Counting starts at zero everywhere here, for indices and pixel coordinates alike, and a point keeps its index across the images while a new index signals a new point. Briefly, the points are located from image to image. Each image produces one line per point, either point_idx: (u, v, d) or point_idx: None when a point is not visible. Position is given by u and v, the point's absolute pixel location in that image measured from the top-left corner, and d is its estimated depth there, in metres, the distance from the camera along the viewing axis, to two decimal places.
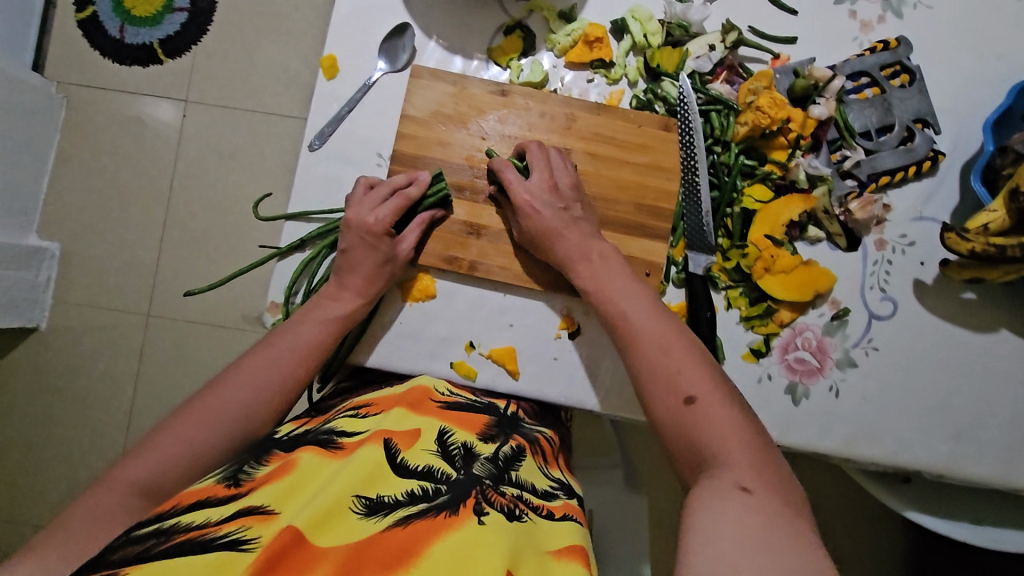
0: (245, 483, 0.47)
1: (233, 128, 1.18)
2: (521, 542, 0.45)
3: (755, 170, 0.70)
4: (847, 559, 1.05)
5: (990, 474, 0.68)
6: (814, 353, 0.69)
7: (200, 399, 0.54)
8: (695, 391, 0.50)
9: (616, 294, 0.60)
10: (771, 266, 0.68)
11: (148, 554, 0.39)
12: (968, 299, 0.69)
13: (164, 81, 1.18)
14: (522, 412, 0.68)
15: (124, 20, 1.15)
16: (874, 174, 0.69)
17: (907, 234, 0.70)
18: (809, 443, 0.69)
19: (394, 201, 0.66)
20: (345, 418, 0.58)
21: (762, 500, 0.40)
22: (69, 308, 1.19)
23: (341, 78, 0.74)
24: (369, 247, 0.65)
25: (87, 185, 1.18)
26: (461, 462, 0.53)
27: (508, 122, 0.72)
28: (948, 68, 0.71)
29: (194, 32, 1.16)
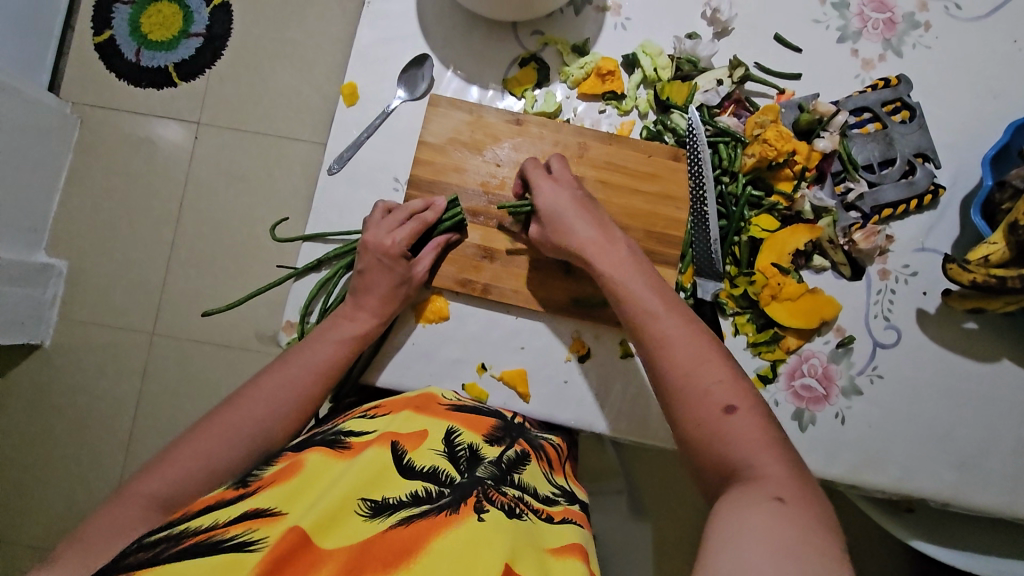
0: (254, 486, 0.48)
1: (245, 150, 1.21)
2: (520, 537, 0.47)
3: (762, 201, 0.72)
4: None
5: (995, 502, 0.68)
6: (820, 380, 0.71)
7: (219, 415, 0.55)
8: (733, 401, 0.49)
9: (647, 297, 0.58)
10: (778, 293, 0.69)
11: (158, 558, 0.40)
12: (970, 329, 0.71)
13: (177, 104, 1.21)
14: (528, 423, 0.70)
15: (141, 44, 1.19)
16: (877, 207, 0.71)
17: (909, 264, 0.72)
18: (814, 469, 0.70)
19: (411, 224, 0.68)
20: (357, 419, 0.60)
21: (796, 511, 0.40)
22: (74, 325, 1.20)
23: (361, 105, 0.77)
24: (386, 269, 0.66)
25: (97, 203, 1.20)
26: (466, 464, 0.55)
27: (522, 150, 0.74)
28: (946, 105, 0.74)
29: (209, 56, 1.20)
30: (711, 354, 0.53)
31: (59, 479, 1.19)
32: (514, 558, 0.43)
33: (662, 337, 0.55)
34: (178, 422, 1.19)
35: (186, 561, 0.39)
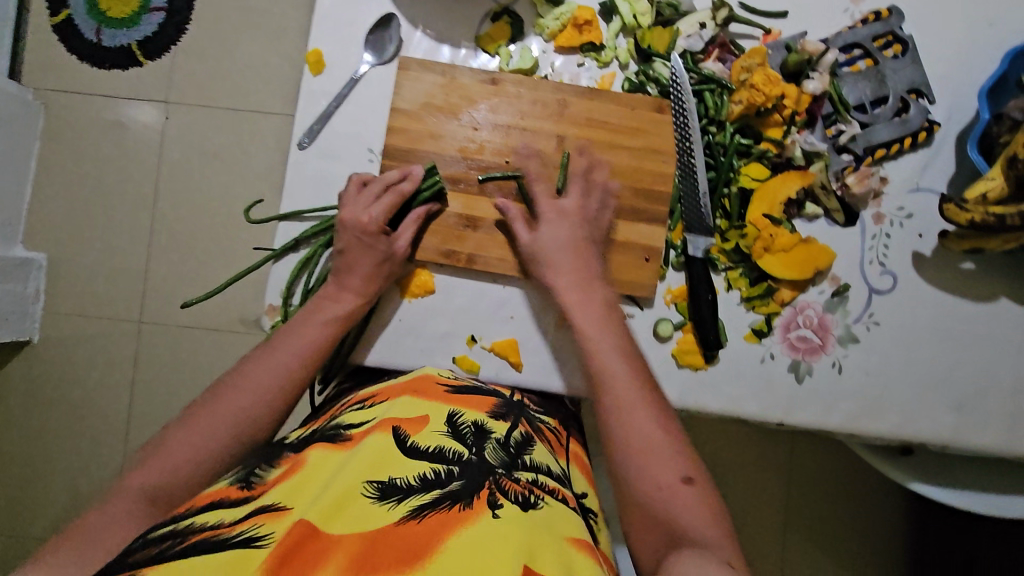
0: (257, 486, 0.48)
1: (218, 129, 1.16)
2: (536, 531, 0.45)
3: (751, 149, 0.69)
4: (846, 530, 1.09)
5: (991, 442, 0.68)
6: (816, 331, 0.69)
7: (202, 408, 0.54)
8: (689, 474, 0.54)
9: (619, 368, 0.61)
10: (770, 245, 0.67)
11: (164, 554, 0.41)
12: (968, 269, 0.69)
13: (145, 84, 1.15)
14: (527, 400, 0.68)
15: (100, 22, 1.12)
16: (870, 148, 0.69)
17: (904, 206, 0.70)
18: (815, 421, 0.69)
19: (388, 197, 0.66)
20: (353, 412, 0.59)
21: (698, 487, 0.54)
22: (61, 319, 1.17)
23: (328, 73, 0.73)
24: (366, 246, 0.64)
25: (71, 194, 1.16)
26: (472, 441, 0.54)
27: (500, 111, 0.70)
28: (941, 36, 0.70)
29: (173, 31, 1.14)
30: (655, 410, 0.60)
31: (63, 472, 1.19)
32: (533, 559, 0.41)
33: (619, 405, 0.59)
34: (174, 411, 1.18)
35: (191, 557, 0.40)
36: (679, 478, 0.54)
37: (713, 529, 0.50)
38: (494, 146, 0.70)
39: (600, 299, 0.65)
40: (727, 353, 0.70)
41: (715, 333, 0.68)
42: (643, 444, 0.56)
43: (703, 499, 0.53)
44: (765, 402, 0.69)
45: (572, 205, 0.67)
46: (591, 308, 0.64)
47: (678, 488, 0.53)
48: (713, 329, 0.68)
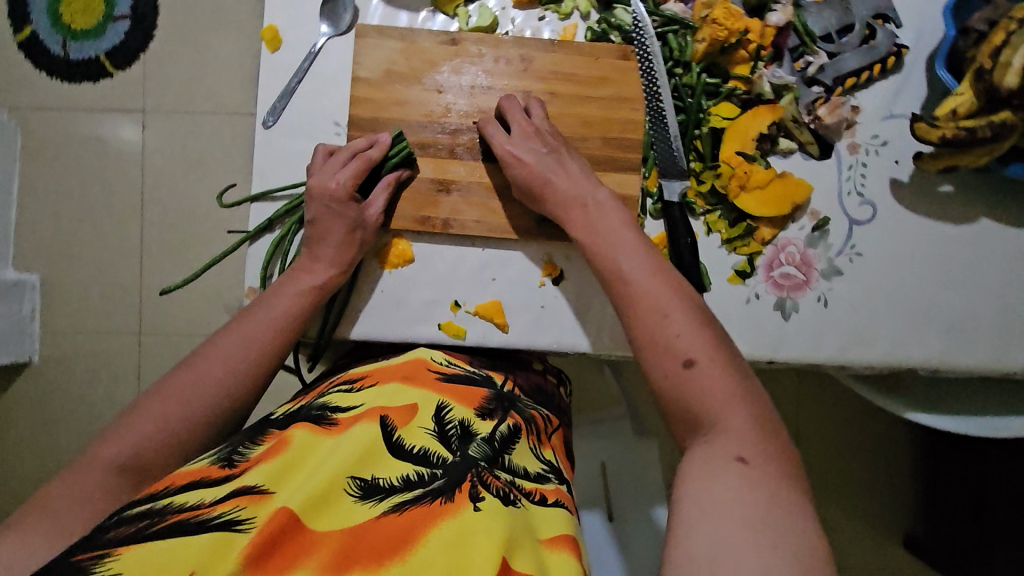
0: (240, 463, 0.47)
1: (195, 131, 1.15)
2: (517, 524, 0.46)
3: (719, 88, 0.68)
4: (849, 474, 1.14)
5: (983, 362, 0.68)
6: (799, 267, 0.69)
7: (174, 376, 0.54)
8: (694, 353, 0.49)
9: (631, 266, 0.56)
10: (746, 183, 0.67)
11: (141, 534, 0.39)
12: (946, 192, 0.69)
13: (118, 93, 1.14)
14: (519, 389, 0.66)
15: (66, 36, 1.09)
16: (840, 77, 0.68)
17: (878, 134, 0.69)
18: (804, 356, 0.69)
19: (355, 163, 0.65)
20: (337, 394, 0.58)
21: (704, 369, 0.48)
22: (58, 337, 1.17)
23: (286, 49, 0.72)
24: (336, 214, 0.64)
25: (55, 211, 1.16)
26: (458, 443, 0.53)
27: (463, 72, 0.69)
28: None
29: (140, 38, 1.12)
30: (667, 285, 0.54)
31: None
32: (512, 553, 0.42)
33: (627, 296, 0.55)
34: None
35: (173, 541, 0.39)
36: (682, 363, 0.49)
37: (730, 408, 0.46)
38: (461, 108, 0.69)
39: (593, 203, 0.62)
40: (711, 297, 0.69)
41: (697, 278, 0.67)
42: (650, 336, 0.52)
43: (715, 375, 0.48)
44: (754, 342, 0.69)
45: (525, 128, 0.65)
46: (587, 215, 0.62)
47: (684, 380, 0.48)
48: (694, 274, 0.67)
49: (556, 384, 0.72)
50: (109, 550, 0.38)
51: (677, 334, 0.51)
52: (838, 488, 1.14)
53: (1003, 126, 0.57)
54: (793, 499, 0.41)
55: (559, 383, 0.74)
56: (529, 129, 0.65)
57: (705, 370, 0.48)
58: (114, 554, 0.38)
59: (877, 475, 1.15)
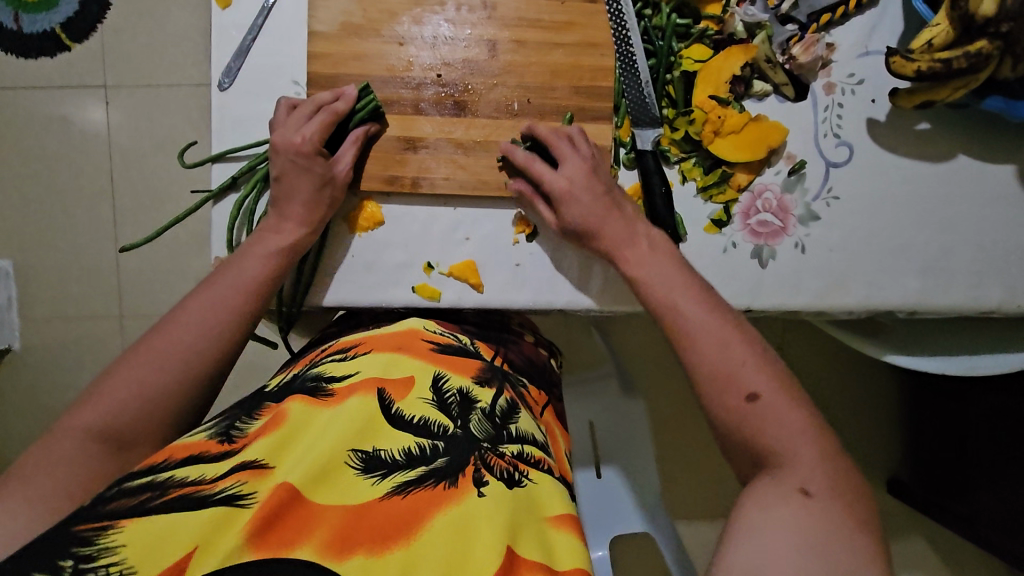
0: (239, 438, 0.46)
1: (160, 106, 1.11)
2: (520, 510, 0.46)
3: (690, 30, 0.66)
4: (835, 420, 1.16)
5: (960, 301, 0.68)
6: (776, 214, 0.68)
7: (144, 341, 0.52)
8: (759, 388, 0.47)
9: (694, 309, 0.54)
10: (720, 128, 0.65)
11: (144, 507, 0.38)
12: (924, 129, 0.68)
13: (77, 70, 1.09)
14: (508, 365, 0.63)
15: (16, 7, 1.04)
16: (814, 14, 0.66)
17: (855, 72, 0.67)
18: (782, 302, 0.68)
19: (320, 116, 0.62)
20: (331, 362, 0.57)
21: (770, 403, 0.46)
22: (38, 325, 1.14)
23: (237, 5, 0.68)
24: (302, 169, 0.61)
25: (21, 196, 1.12)
26: (458, 410, 0.52)
27: (424, 22, 0.66)
28: None
29: (96, 9, 1.07)
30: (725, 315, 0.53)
31: None
32: (515, 540, 0.42)
33: (689, 323, 0.53)
34: None
35: (178, 517, 0.38)
36: (745, 397, 0.47)
37: (797, 440, 0.45)
38: (424, 61, 0.66)
39: (645, 244, 0.60)
40: (687, 248, 0.68)
41: (672, 228, 0.66)
42: (712, 364, 0.50)
43: (778, 412, 0.46)
44: (731, 292, 0.68)
45: (565, 183, 0.62)
46: (642, 254, 0.60)
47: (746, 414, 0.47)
48: (669, 223, 0.66)
49: (546, 357, 0.71)
50: (110, 523, 0.37)
51: (741, 366, 0.49)
52: None
53: (980, 55, 0.56)
54: (857, 537, 0.39)
55: (549, 356, 0.73)
56: (586, 167, 0.62)
57: (770, 406, 0.46)
58: (119, 526, 0.37)
59: (861, 422, 1.17)
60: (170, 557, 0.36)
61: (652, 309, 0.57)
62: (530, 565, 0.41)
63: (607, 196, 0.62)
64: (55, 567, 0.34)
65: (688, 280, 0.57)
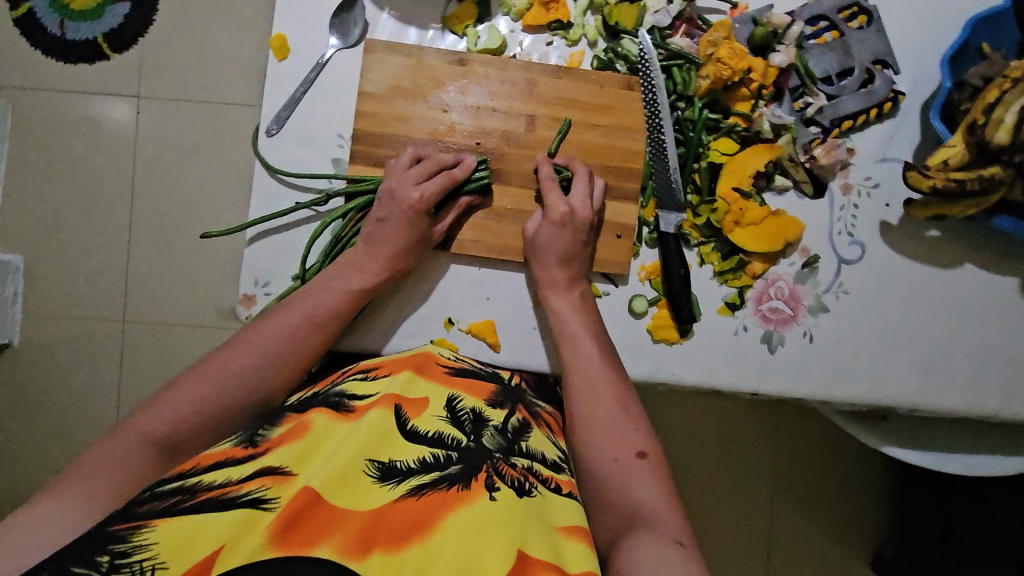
0: (261, 444, 0.50)
1: (189, 122, 1.06)
2: (529, 515, 0.48)
3: (720, 124, 0.70)
4: (838, 507, 1.12)
5: (959, 404, 0.70)
6: (787, 302, 0.70)
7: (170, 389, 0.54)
8: (645, 449, 0.58)
9: (594, 368, 0.62)
10: (740, 219, 0.68)
11: (175, 508, 0.43)
12: (933, 237, 0.71)
13: (114, 78, 1.05)
14: (525, 383, 0.68)
15: (63, 15, 1.01)
16: (837, 119, 0.69)
17: (871, 176, 0.71)
18: (787, 387, 0.70)
19: (440, 178, 0.66)
20: (354, 381, 0.60)
21: (653, 462, 0.57)
22: (41, 322, 1.10)
23: (293, 58, 0.72)
24: (409, 223, 0.65)
25: (43, 193, 1.07)
26: (471, 428, 0.55)
27: (469, 92, 0.70)
28: (902, 41, 0.71)
29: (139, 22, 1.03)
30: (621, 380, 0.63)
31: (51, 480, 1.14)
32: (526, 543, 0.45)
33: (595, 380, 0.62)
34: None
35: (206, 517, 0.42)
36: (636, 453, 0.57)
37: None
38: (464, 128, 0.70)
39: (577, 295, 0.67)
40: (700, 327, 0.70)
41: (688, 307, 0.68)
42: (605, 423, 0.59)
43: (657, 472, 0.56)
44: (739, 374, 0.70)
45: (564, 209, 0.65)
46: (571, 302, 0.66)
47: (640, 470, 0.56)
48: (686, 303, 0.68)
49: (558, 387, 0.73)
50: (144, 523, 0.42)
51: (630, 428, 0.59)
52: (815, 516, 1.12)
53: (992, 180, 0.60)
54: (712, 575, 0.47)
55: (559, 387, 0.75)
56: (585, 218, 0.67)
57: (652, 464, 0.57)
58: (152, 525, 0.41)
59: (847, 508, 1.13)
60: (197, 557, 0.40)
61: (565, 357, 0.64)
62: (542, 564, 0.43)
63: (572, 245, 0.66)
64: (94, 562, 0.39)
65: (603, 339, 0.65)
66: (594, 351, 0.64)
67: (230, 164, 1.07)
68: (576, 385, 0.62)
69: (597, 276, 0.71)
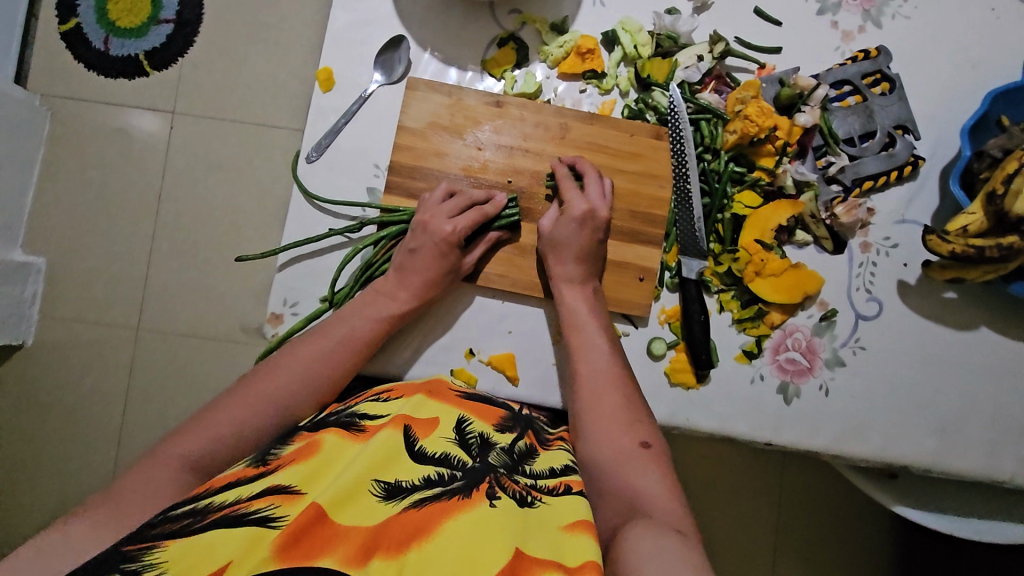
0: (273, 462, 0.52)
1: (222, 138, 1.10)
2: (528, 522, 0.49)
3: (744, 177, 0.72)
4: (846, 564, 1.10)
5: (974, 467, 0.70)
6: (804, 354, 0.71)
7: (193, 421, 0.56)
8: (650, 440, 0.59)
9: (601, 358, 0.65)
10: (761, 270, 0.70)
11: (186, 529, 0.44)
12: (950, 298, 0.72)
13: (152, 93, 1.10)
14: (536, 414, 0.69)
15: (109, 31, 1.07)
16: (858, 179, 0.72)
17: (890, 236, 0.73)
18: (800, 440, 0.71)
19: (470, 214, 0.68)
20: (368, 403, 0.61)
21: (656, 453, 0.58)
22: (57, 325, 1.11)
23: (337, 91, 0.75)
24: (440, 255, 0.67)
25: (74, 199, 1.10)
26: (477, 450, 0.56)
27: (503, 132, 0.73)
28: (924, 109, 0.74)
29: (180, 43, 1.09)
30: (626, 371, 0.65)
31: (52, 485, 1.14)
32: (524, 545, 0.45)
33: (600, 369, 0.64)
34: (170, 422, 1.13)
35: (216, 532, 0.43)
36: (640, 444, 0.59)
37: None
38: (497, 166, 0.73)
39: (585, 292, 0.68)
40: (717, 373, 0.71)
41: (706, 353, 0.70)
42: (613, 412, 0.61)
43: (659, 462, 0.58)
44: (755, 422, 0.71)
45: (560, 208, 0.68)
46: (579, 299, 0.67)
47: (644, 460, 0.57)
48: (705, 349, 0.69)
49: None
50: (155, 543, 0.43)
51: (633, 416, 0.61)
52: (823, 570, 1.10)
53: (1011, 249, 0.61)
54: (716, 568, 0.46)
55: None
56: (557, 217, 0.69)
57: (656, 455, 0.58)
58: (162, 546, 0.42)
59: (855, 564, 1.11)
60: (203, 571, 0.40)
61: (570, 344, 0.67)
62: (540, 565, 0.44)
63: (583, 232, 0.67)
64: None
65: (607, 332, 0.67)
66: (603, 347, 0.66)
67: (256, 181, 1.11)
68: (583, 375, 0.64)
69: (617, 317, 0.73)
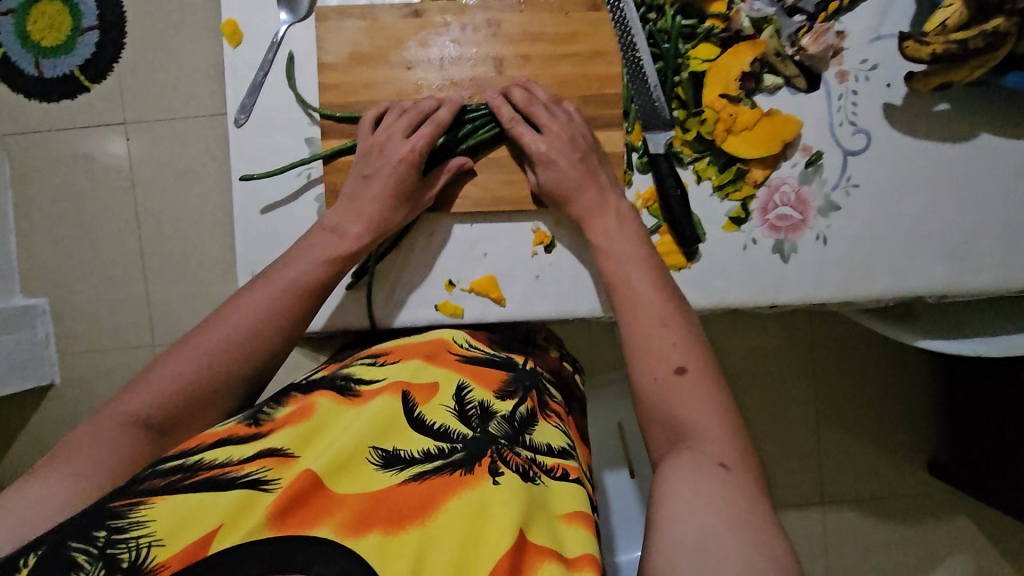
0: (266, 424, 0.48)
1: (170, 134, 1.05)
2: (533, 504, 0.47)
3: (696, 30, 0.66)
4: (887, 413, 1.10)
5: (999, 280, 0.66)
6: (795, 206, 0.67)
7: (159, 367, 0.51)
8: (686, 362, 0.50)
9: (640, 288, 0.57)
10: (732, 125, 0.65)
11: (172, 485, 0.40)
12: (942, 111, 0.66)
13: (99, 109, 1.04)
14: (539, 365, 0.65)
15: (37, 53, 0.99)
16: (821, 3, 0.66)
17: (867, 58, 0.66)
18: (808, 296, 0.67)
19: (424, 128, 0.64)
20: (361, 365, 0.58)
21: (694, 379, 0.49)
22: (76, 361, 1.11)
23: (247, 42, 0.70)
24: (405, 181, 0.63)
25: (54, 235, 1.08)
26: (478, 421, 0.52)
27: (430, 44, 0.67)
28: None
29: (111, 49, 1.02)
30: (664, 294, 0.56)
31: None
32: (528, 528, 0.44)
33: (636, 296, 0.56)
34: None
35: (203, 495, 0.39)
36: (675, 369, 0.50)
37: None
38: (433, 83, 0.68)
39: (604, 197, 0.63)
40: (707, 248, 0.68)
41: (690, 226, 0.65)
42: (648, 340, 0.53)
43: (704, 385, 0.49)
44: (754, 289, 0.68)
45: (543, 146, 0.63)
46: (587, 206, 0.62)
47: (676, 389, 0.49)
48: (688, 223, 0.65)
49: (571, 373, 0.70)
50: (142, 499, 0.39)
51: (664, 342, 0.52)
52: (867, 424, 1.10)
53: (997, 34, 0.55)
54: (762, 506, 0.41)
55: (572, 371, 0.72)
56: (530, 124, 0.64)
57: (693, 380, 0.49)
58: (149, 503, 0.38)
59: (895, 411, 1.10)
60: (192, 536, 0.37)
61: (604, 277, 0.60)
62: (539, 550, 0.43)
63: (583, 168, 0.63)
64: (89, 537, 0.36)
65: (655, 271, 0.58)
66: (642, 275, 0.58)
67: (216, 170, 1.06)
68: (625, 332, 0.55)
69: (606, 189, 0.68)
